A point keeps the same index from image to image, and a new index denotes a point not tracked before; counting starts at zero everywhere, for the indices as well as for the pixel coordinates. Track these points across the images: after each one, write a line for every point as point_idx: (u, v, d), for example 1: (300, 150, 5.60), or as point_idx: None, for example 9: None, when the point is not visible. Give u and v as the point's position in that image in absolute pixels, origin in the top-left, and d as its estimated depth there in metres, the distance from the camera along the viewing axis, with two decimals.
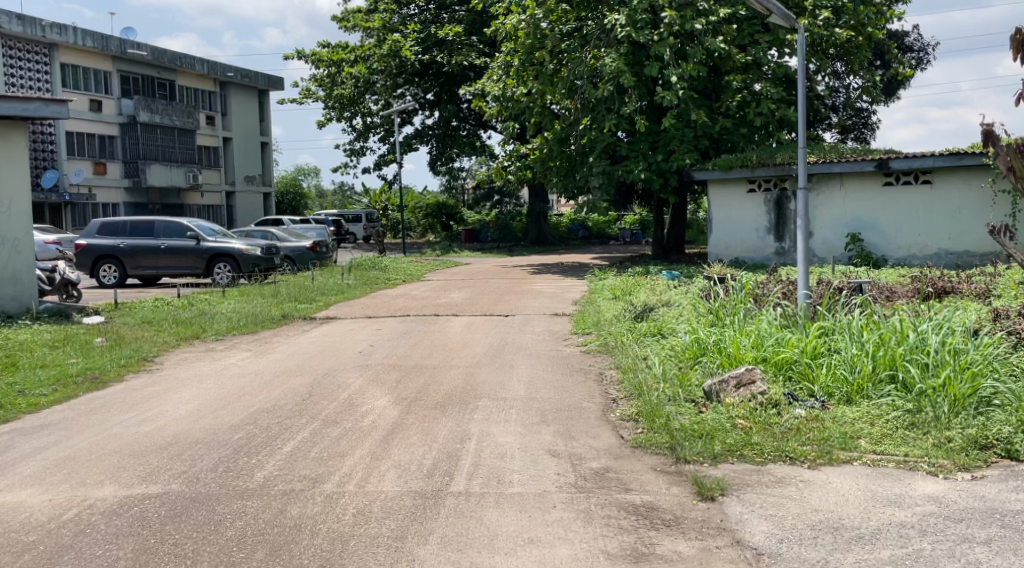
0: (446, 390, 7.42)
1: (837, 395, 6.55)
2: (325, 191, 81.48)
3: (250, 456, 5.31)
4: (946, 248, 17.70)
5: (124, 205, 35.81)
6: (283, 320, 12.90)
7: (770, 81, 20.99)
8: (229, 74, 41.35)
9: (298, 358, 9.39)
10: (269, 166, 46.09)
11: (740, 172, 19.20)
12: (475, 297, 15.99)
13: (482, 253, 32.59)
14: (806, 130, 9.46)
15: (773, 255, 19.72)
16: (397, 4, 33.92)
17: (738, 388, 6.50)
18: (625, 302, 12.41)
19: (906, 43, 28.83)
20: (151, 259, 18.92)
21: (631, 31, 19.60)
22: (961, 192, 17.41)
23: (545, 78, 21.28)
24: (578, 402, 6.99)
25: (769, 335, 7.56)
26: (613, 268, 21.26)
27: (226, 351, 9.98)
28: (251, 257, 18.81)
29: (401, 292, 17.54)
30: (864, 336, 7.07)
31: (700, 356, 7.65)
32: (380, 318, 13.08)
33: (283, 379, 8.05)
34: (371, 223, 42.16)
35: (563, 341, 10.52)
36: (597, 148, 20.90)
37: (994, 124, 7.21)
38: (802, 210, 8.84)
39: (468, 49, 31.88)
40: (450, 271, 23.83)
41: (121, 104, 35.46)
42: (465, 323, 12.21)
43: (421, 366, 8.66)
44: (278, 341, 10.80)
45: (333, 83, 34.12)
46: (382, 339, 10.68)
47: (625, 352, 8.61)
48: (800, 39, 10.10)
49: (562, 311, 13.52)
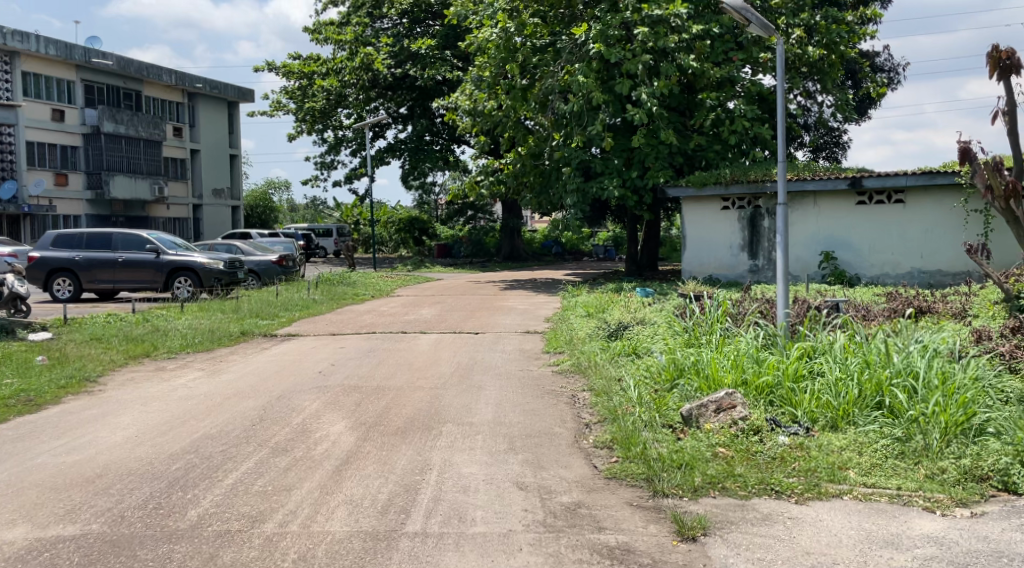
0: (408, 413, 6.98)
1: (821, 421, 6.16)
2: (298, 205, 80.70)
3: (185, 491, 4.83)
4: (919, 267, 17.55)
5: (86, 217, 34.95)
6: (242, 337, 12.35)
7: (744, 98, 20.80)
8: (197, 85, 40.68)
9: (252, 379, 8.88)
10: (238, 179, 45.36)
11: (713, 190, 19.00)
12: (445, 314, 15.55)
13: (454, 269, 32.19)
14: (785, 143, 9.15)
15: (746, 273, 19.47)
16: (370, 17, 33.46)
17: (717, 413, 6.16)
18: (598, 320, 12.04)
19: (877, 63, 28.94)
20: (108, 272, 18.29)
21: (602, 47, 19.37)
22: (934, 211, 17.29)
23: (517, 93, 21.04)
24: (548, 427, 6.55)
25: (749, 357, 7.22)
26: (586, 285, 20.93)
27: (176, 371, 9.44)
28: (213, 271, 18.20)
29: (368, 308, 17.05)
30: (849, 360, 6.73)
31: (676, 378, 7.28)
32: (344, 335, 12.59)
33: (234, 401, 7.54)
34: (342, 237, 41.69)
35: (535, 360, 10.11)
36: (570, 164, 20.56)
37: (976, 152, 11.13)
38: (782, 226, 8.51)
39: (441, 63, 31.54)
40: (419, 287, 23.41)
41: (85, 114, 34.66)
42: (434, 341, 11.76)
43: (383, 387, 8.19)
44: (234, 360, 10.27)
45: (305, 96, 33.84)
46: (344, 358, 10.20)
47: (599, 373, 8.21)
48: (780, 51, 9.70)
49: (533, 328, 13.11)
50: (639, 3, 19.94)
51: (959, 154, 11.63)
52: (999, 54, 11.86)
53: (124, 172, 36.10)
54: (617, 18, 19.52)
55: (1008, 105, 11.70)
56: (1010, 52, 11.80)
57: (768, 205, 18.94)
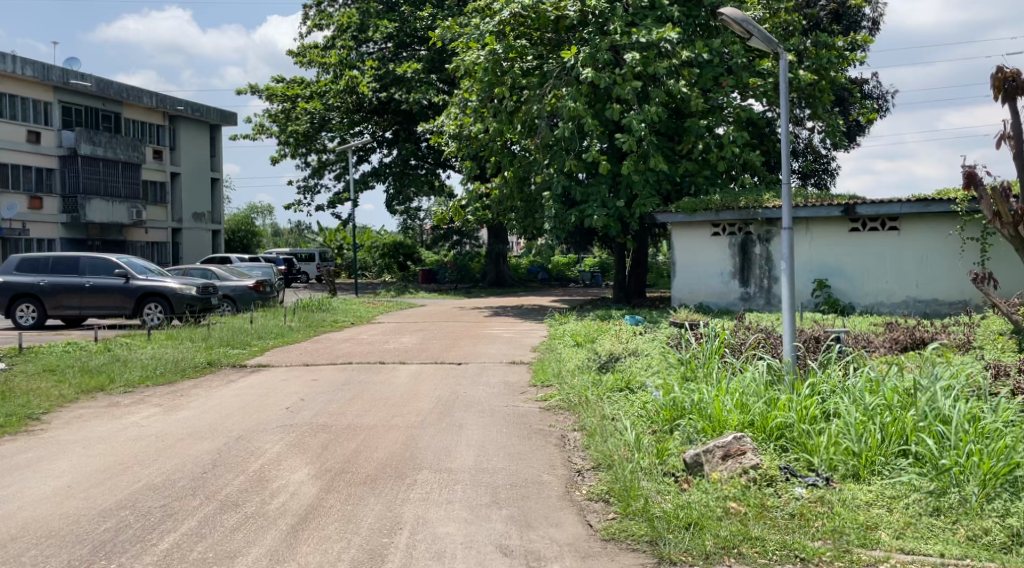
0: (380, 458, 6.26)
1: (841, 470, 5.45)
2: (281, 229, 79.95)
3: (111, 560, 4.12)
4: (914, 296, 17.02)
5: (60, 240, 34.09)
6: (208, 369, 11.58)
7: (733, 124, 20.12)
8: (179, 107, 40.05)
9: (212, 417, 8.11)
10: (219, 203, 44.60)
11: (703, 216, 18.48)
12: (427, 342, 14.85)
13: (438, 295, 31.53)
14: (790, 164, 8.42)
15: (737, 301, 18.89)
16: (355, 41, 32.91)
17: (725, 460, 5.50)
18: (588, 351, 11.37)
19: (865, 91, 28.67)
20: (74, 298, 17.49)
21: (591, 71, 18.83)
22: (930, 239, 16.80)
23: (504, 117, 20.55)
24: (536, 475, 5.87)
25: (756, 396, 6.56)
26: (573, 313, 20.31)
27: (130, 407, 8.65)
28: (185, 297, 17.51)
29: (347, 336, 16.32)
30: (868, 401, 6.09)
31: (676, 419, 6.61)
32: (318, 366, 11.86)
33: (186, 443, 6.79)
34: (325, 261, 41.02)
35: (520, 394, 9.42)
36: (553, 189, 20.01)
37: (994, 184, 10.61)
38: (787, 253, 7.79)
39: (427, 86, 30.95)
40: (401, 313, 22.72)
41: (62, 136, 33.91)
42: (413, 372, 11.06)
43: (355, 427, 7.46)
44: (196, 394, 9.51)
45: (288, 119, 33.25)
46: (316, 392, 9.46)
47: (591, 411, 7.53)
48: (784, 65, 8.79)
49: (520, 359, 12.41)
50: (628, 27, 19.48)
51: (963, 179, 11.12)
52: (1004, 76, 11.37)
53: (101, 196, 35.29)
54: (606, 42, 19.04)
55: (1013, 129, 11.22)
56: (1016, 73, 11.32)
57: (759, 232, 18.43)
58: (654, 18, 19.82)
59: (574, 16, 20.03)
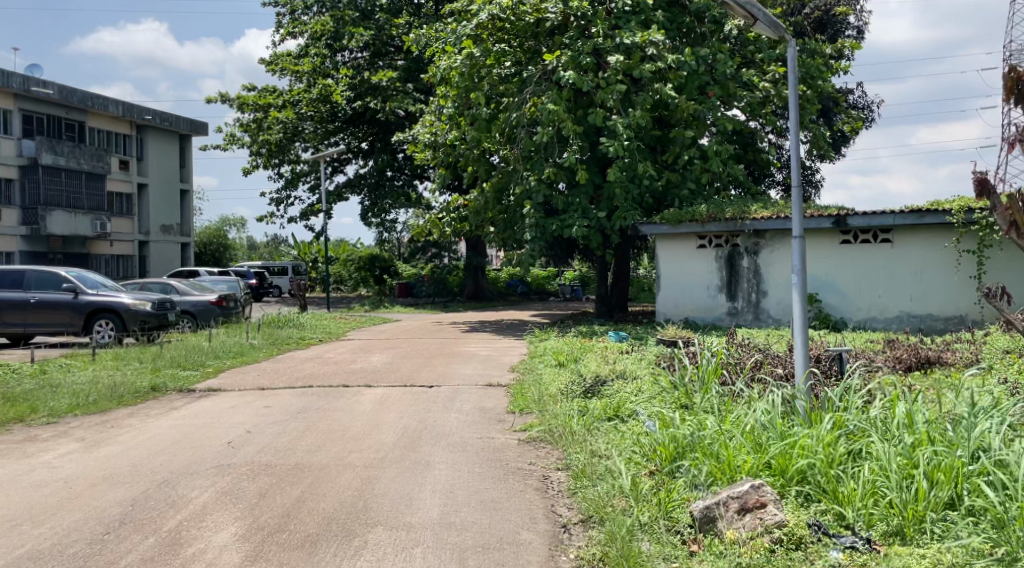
0: (325, 510, 5.21)
1: (884, 528, 4.41)
2: (256, 242, 78.31)
3: None
4: (908, 310, 16.22)
5: (20, 253, 32.64)
6: (151, 395, 10.46)
7: (718, 134, 19.28)
8: (146, 116, 38.78)
9: (138, 454, 7.04)
10: (189, 215, 43.22)
11: (689, 227, 17.61)
12: (397, 362, 13.77)
13: (413, 309, 30.41)
14: (801, 168, 7.22)
15: (724, 316, 18.00)
16: (329, 49, 31.64)
17: (741, 515, 4.49)
18: (570, 372, 10.36)
19: (850, 100, 27.92)
20: (18, 314, 16.27)
21: (573, 74, 17.90)
22: (924, 252, 16.00)
23: (481, 124, 19.67)
24: (513, 533, 4.85)
25: (772, 434, 5.54)
26: (553, 328, 19.29)
27: (46, 444, 7.56)
28: (139, 313, 16.41)
29: (313, 354, 15.21)
30: (907, 440, 5.06)
31: (678, 460, 5.61)
32: (275, 390, 10.80)
33: (97, 491, 5.75)
34: (298, 275, 39.80)
35: (497, 423, 8.39)
36: (533, 200, 19.03)
37: (1012, 192, 9.69)
38: (799, 266, 6.67)
39: (404, 95, 29.72)
40: (374, 329, 21.62)
41: (21, 145, 32.49)
42: (379, 397, 10.02)
43: (303, 467, 6.41)
44: (129, 426, 8.45)
45: (259, 128, 32.22)
46: (266, 421, 8.40)
47: (577, 447, 6.53)
48: (791, 51, 7.69)
49: (497, 380, 11.38)
50: (611, 30, 18.67)
51: (976, 186, 10.30)
52: None
53: (63, 208, 33.88)
54: (589, 45, 18.20)
55: None
56: None
57: (747, 244, 17.62)
58: (637, 22, 18.98)
59: (556, 19, 19.10)
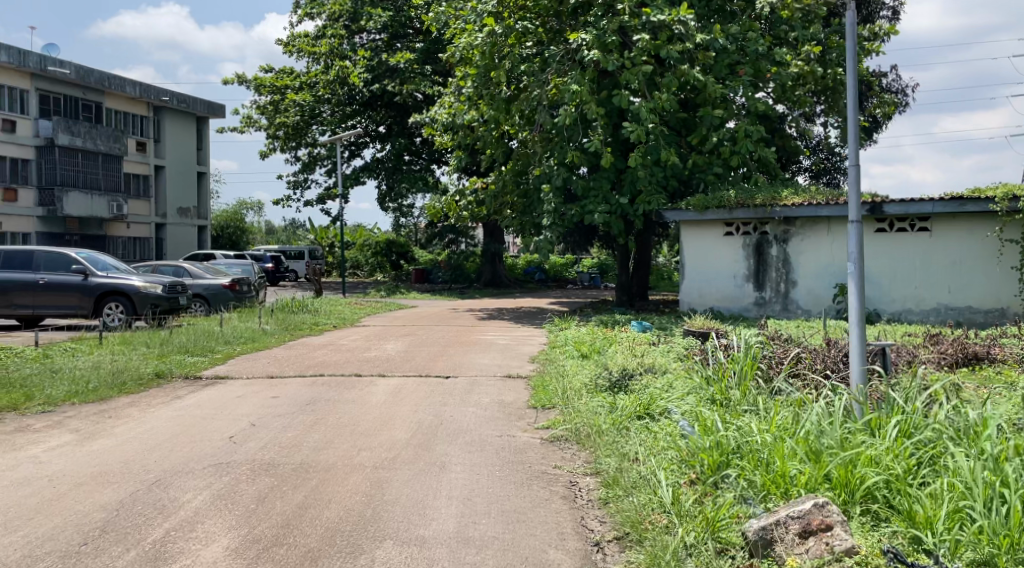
0: (329, 520, 4.66)
1: (970, 557, 3.79)
2: (274, 227, 77.95)
3: None
4: (945, 303, 15.49)
5: (36, 234, 32.41)
6: (155, 382, 9.98)
7: (746, 118, 18.51)
8: (163, 98, 38.32)
9: (132, 449, 6.53)
10: (206, 198, 42.86)
11: (716, 213, 16.91)
12: (413, 350, 13.21)
13: (430, 295, 29.93)
14: (858, 149, 6.51)
15: (751, 306, 17.33)
16: (348, 30, 31.07)
17: (803, 539, 3.90)
18: (595, 365, 9.76)
19: (884, 84, 26.91)
20: (27, 296, 15.86)
21: (598, 52, 17.15)
22: (964, 241, 15.25)
23: (501, 104, 18.96)
24: (540, 554, 4.27)
25: (829, 441, 4.93)
26: (573, 317, 18.70)
27: (38, 435, 7.08)
28: (149, 296, 15.98)
29: (326, 341, 14.70)
30: (991, 451, 4.41)
31: (723, 469, 5.01)
32: (284, 378, 10.30)
33: (82, 491, 5.25)
34: (315, 259, 39.44)
35: (517, 419, 7.82)
36: (551, 182, 18.33)
37: None
38: (855, 252, 6.03)
39: (422, 77, 29.02)
40: (389, 315, 21.11)
41: (39, 125, 32.18)
42: (392, 388, 9.46)
43: (309, 466, 5.88)
44: (128, 416, 7.96)
45: (276, 111, 31.90)
46: (271, 414, 7.88)
47: (607, 451, 5.96)
48: (850, 14, 6.93)
49: (516, 372, 10.81)
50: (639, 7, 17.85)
51: None
52: None
53: (79, 188, 33.53)
54: (615, 23, 17.37)
55: None
56: None
57: (776, 232, 16.92)
58: None
59: None
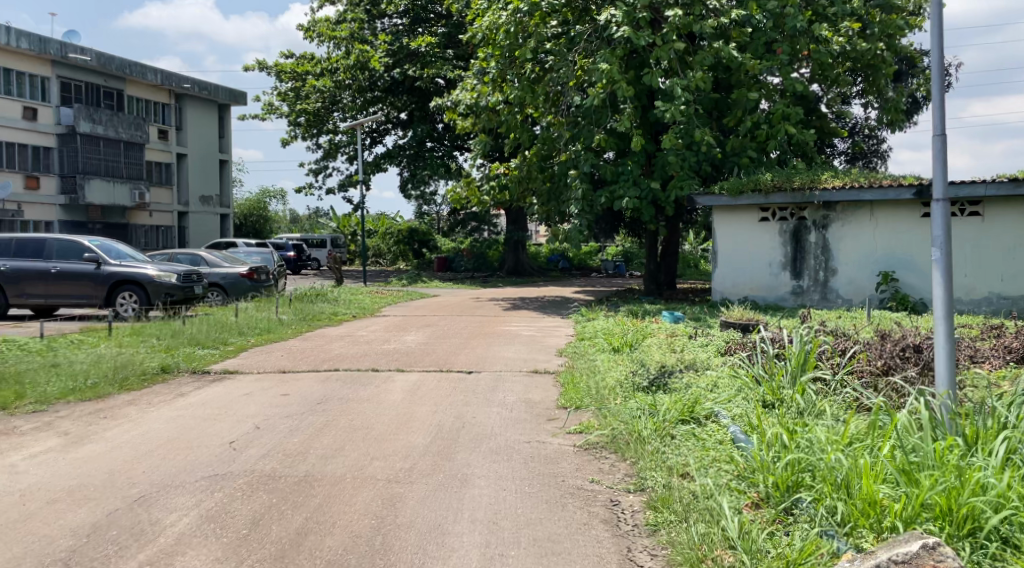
0: (332, 552, 3.97)
1: None
2: (297, 216, 77.63)
3: None
4: (999, 292, 14.52)
5: (59, 223, 32.01)
6: (160, 378, 9.35)
7: (782, 98, 17.59)
8: (185, 85, 37.80)
9: (121, 456, 5.88)
10: (227, 185, 42.44)
11: (751, 198, 16.00)
12: (433, 342, 12.51)
13: (454, 284, 29.29)
14: (942, 122, 5.68)
15: (788, 295, 16.43)
16: (369, 15, 30.47)
17: None
18: (630, 360, 8.99)
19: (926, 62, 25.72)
20: (38, 286, 15.37)
21: (628, 29, 16.26)
22: (1019, 225, 14.29)
23: (525, 85, 18.13)
24: None
25: (922, 459, 4.15)
26: (600, 307, 17.94)
27: (24, 439, 6.47)
28: (163, 285, 15.41)
29: (344, 332, 14.02)
30: None
31: (794, 490, 4.26)
32: (296, 373, 9.64)
33: (53, 511, 4.59)
34: (336, 247, 38.91)
35: (546, 421, 7.09)
36: (579, 168, 17.47)
37: None
38: (941, 237, 5.21)
39: (444, 61, 28.28)
40: (410, 304, 20.48)
41: (60, 112, 31.87)
42: (411, 384, 8.78)
43: (313, 480, 5.19)
44: (125, 417, 7.34)
45: (297, 97, 31.63)
46: (279, 415, 7.20)
47: (651, 465, 5.21)
48: None
49: (543, 367, 10.05)
50: None
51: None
52: None
53: (101, 176, 33.14)
54: None
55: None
56: None
57: (815, 217, 15.98)
58: None
59: None
